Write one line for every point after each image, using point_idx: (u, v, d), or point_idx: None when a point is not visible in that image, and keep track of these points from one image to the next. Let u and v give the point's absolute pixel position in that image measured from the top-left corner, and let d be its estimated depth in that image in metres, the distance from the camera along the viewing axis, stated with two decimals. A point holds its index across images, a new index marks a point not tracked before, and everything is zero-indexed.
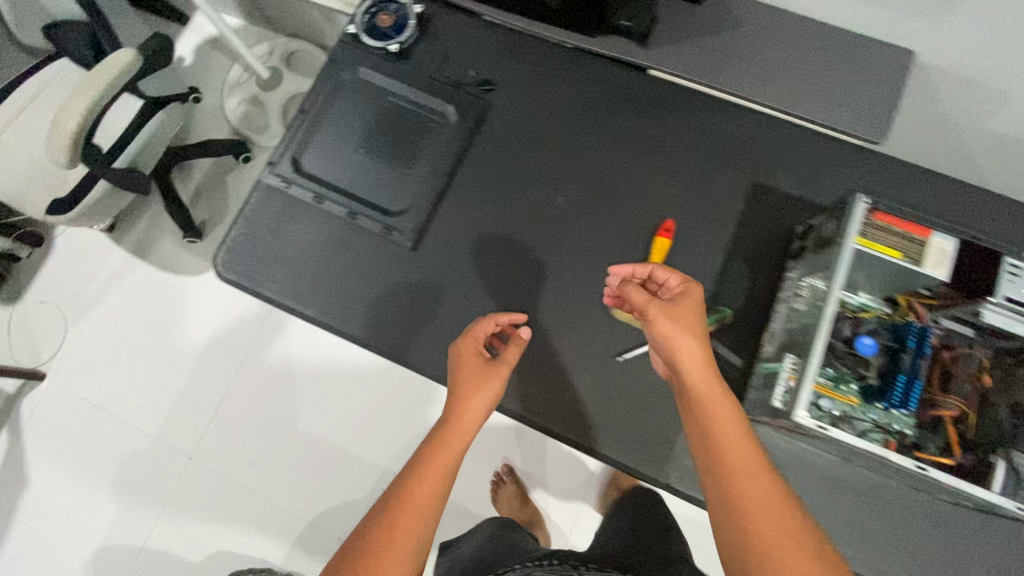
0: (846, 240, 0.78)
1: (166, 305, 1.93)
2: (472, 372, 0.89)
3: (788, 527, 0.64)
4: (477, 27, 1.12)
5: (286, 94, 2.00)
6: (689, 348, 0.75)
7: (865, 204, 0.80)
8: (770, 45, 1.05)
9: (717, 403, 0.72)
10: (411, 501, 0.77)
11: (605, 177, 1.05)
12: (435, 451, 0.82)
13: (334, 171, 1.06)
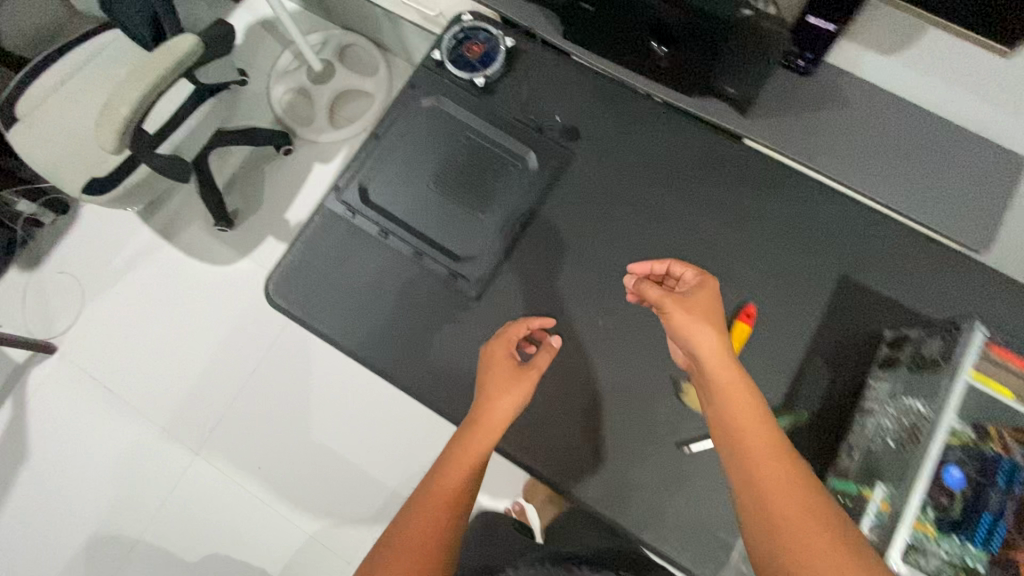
0: (960, 372, 0.73)
1: (189, 293, 1.87)
2: (499, 376, 0.87)
3: (816, 519, 0.61)
4: (568, 69, 1.08)
5: (335, 89, 1.93)
6: (706, 339, 0.73)
7: (984, 335, 0.74)
8: (876, 133, 0.99)
9: (740, 400, 0.70)
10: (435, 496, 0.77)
11: (685, 248, 1.00)
12: (460, 451, 0.81)
13: (402, 206, 1.02)
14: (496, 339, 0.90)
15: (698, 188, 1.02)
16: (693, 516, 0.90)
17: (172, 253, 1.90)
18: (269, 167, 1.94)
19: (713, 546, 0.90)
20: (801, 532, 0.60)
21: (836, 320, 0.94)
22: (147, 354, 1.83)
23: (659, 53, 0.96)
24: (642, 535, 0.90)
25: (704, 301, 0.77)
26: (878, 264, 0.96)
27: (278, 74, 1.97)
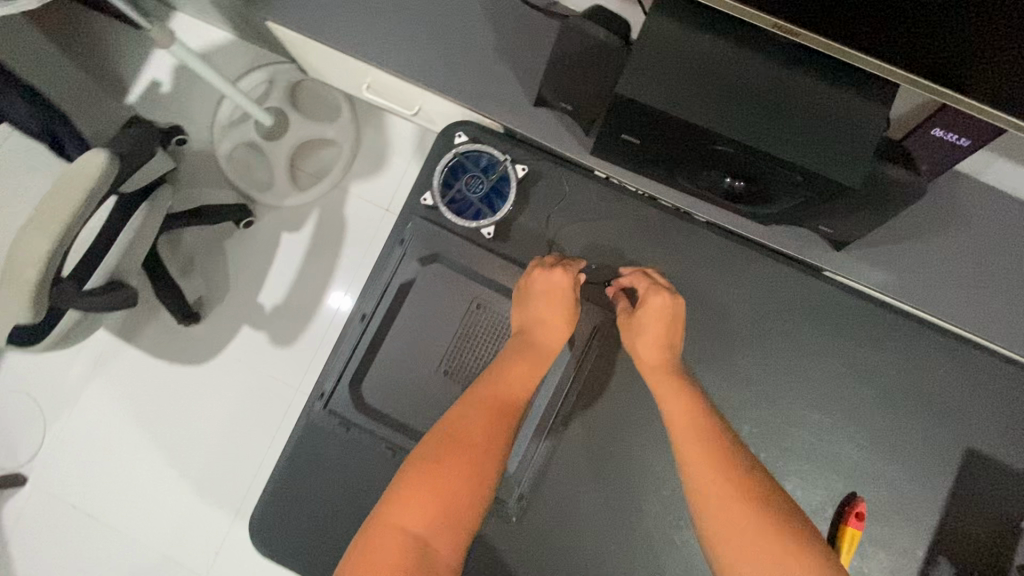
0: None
1: (171, 402, 1.38)
2: (551, 306, 0.76)
3: (742, 494, 0.60)
4: (597, 194, 0.84)
5: (294, 142, 1.37)
6: (644, 343, 0.74)
7: None
8: (1013, 260, 0.77)
9: (673, 399, 0.69)
10: (466, 451, 0.65)
11: (766, 423, 0.80)
12: (487, 403, 0.70)
13: (408, 408, 0.79)
14: (560, 269, 0.76)
15: (783, 345, 0.81)
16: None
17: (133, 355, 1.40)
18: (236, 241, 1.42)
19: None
20: (722, 501, 0.60)
21: (959, 508, 0.77)
22: (122, 492, 1.37)
23: (730, 188, 0.70)
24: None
25: (654, 313, 0.74)
26: (1003, 427, 0.78)
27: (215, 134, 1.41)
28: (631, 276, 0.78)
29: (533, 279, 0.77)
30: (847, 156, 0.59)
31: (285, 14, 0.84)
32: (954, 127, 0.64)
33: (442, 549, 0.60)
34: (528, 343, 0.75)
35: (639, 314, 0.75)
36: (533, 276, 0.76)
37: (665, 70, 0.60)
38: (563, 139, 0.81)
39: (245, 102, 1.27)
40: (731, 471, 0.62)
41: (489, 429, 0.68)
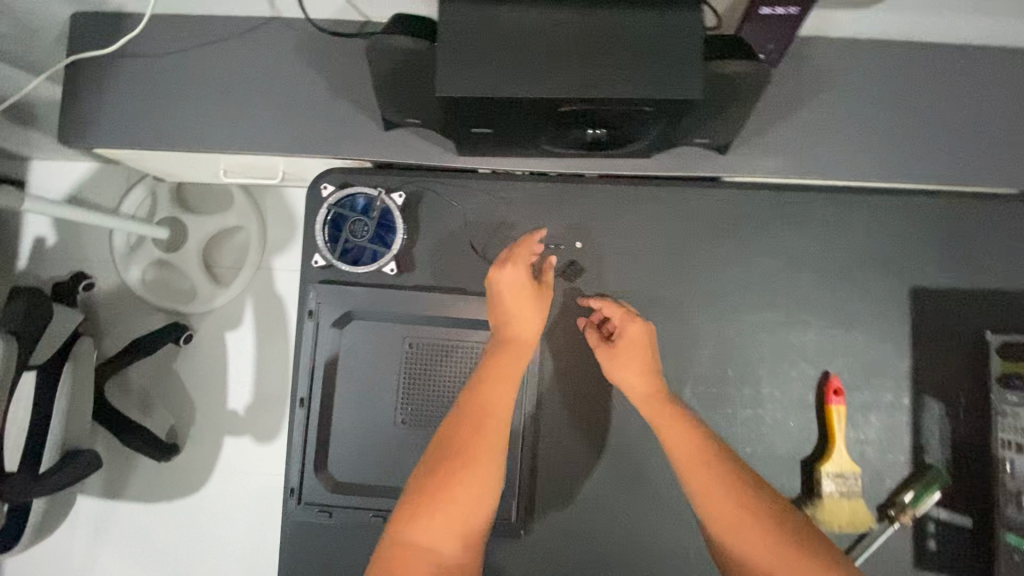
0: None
1: (184, 546, 1.26)
2: (523, 300, 0.73)
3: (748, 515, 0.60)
4: (483, 189, 0.82)
5: (200, 244, 1.28)
6: (627, 379, 0.73)
7: None
8: (883, 97, 0.78)
9: (675, 431, 0.67)
10: (477, 455, 0.61)
11: (726, 340, 0.80)
12: (481, 405, 0.65)
13: (382, 468, 0.78)
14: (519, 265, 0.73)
15: (710, 262, 0.81)
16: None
17: (130, 510, 1.28)
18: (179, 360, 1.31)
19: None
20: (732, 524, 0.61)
21: (926, 347, 0.78)
22: None
23: (593, 139, 0.69)
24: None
25: (631, 344, 0.74)
26: (938, 256, 0.79)
27: (119, 267, 1.32)
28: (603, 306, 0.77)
29: (502, 274, 0.73)
30: (682, 73, 0.58)
31: (107, 135, 0.81)
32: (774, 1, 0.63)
33: (463, 552, 0.59)
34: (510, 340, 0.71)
35: (619, 345, 0.75)
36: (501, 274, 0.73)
37: (481, 54, 0.58)
38: (425, 151, 0.79)
39: (131, 224, 1.18)
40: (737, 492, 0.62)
41: (496, 429, 0.64)
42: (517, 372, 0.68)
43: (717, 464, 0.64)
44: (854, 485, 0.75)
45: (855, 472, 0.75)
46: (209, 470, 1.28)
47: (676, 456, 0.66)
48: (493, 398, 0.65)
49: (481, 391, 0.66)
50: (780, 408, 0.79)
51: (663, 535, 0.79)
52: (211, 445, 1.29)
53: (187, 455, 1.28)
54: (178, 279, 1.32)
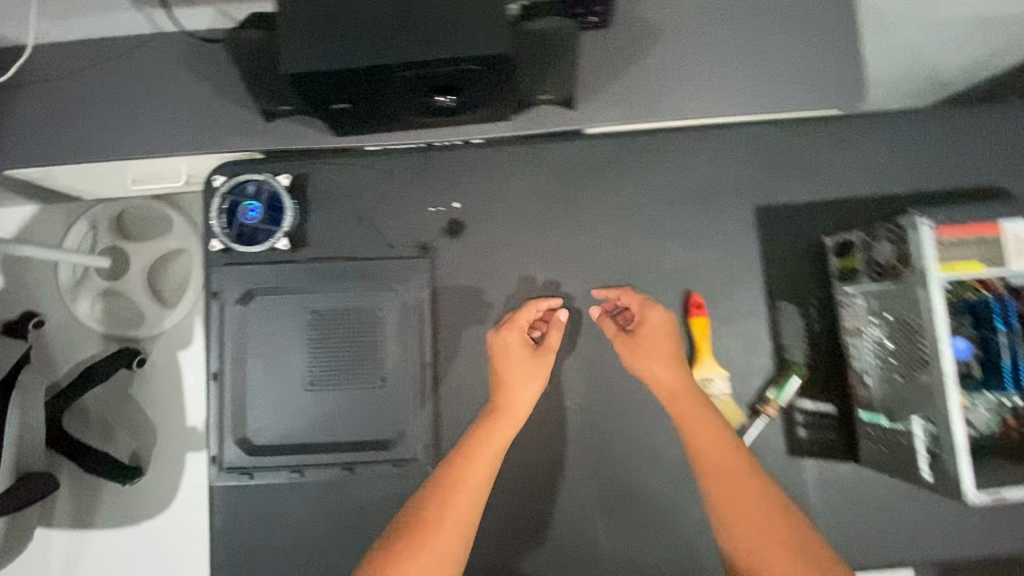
0: (927, 270, 0.66)
1: (157, 563, 1.30)
2: (524, 366, 0.80)
3: (771, 524, 0.67)
4: (366, 163, 0.89)
5: (144, 269, 1.34)
6: (662, 366, 0.78)
7: (929, 229, 0.66)
8: (705, 44, 0.88)
9: (707, 431, 0.72)
10: (434, 527, 0.68)
11: (601, 274, 0.89)
12: (456, 479, 0.71)
13: (296, 429, 0.84)
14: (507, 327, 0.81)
15: (578, 207, 0.89)
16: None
17: (100, 537, 1.31)
18: (131, 382, 1.35)
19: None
20: (753, 531, 0.66)
21: (776, 257, 0.87)
22: None
23: (451, 105, 0.79)
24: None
25: (655, 331, 0.80)
26: (778, 176, 0.89)
27: (68, 300, 1.37)
28: (629, 300, 0.83)
29: (507, 337, 0.81)
30: (491, 31, 0.68)
31: (11, 158, 0.88)
32: None
33: None
34: (499, 410, 0.78)
35: (643, 333, 0.81)
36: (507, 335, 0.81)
37: (321, 42, 0.68)
38: (304, 135, 0.86)
39: (72, 256, 1.23)
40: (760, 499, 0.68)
41: (457, 503, 0.70)
42: (500, 449, 0.75)
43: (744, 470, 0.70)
44: (722, 387, 0.84)
45: (721, 375, 0.84)
46: (175, 485, 1.33)
47: (703, 453, 0.71)
48: (467, 472, 0.72)
49: (455, 469, 0.73)
50: None
51: (565, 458, 0.86)
52: (173, 460, 1.33)
53: (151, 473, 1.33)
54: (126, 306, 1.37)
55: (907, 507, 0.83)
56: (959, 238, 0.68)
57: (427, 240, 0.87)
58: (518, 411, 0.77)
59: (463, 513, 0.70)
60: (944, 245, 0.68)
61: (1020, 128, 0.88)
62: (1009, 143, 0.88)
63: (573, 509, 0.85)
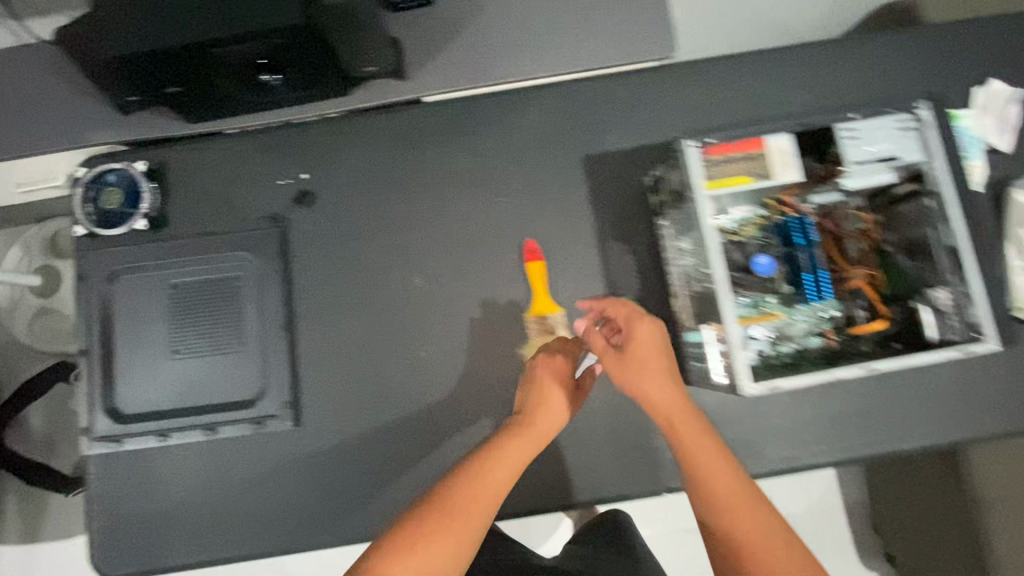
0: (696, 189, 0.73)
1: None
2: (554, 389, 0.79)
3: (774, 539, 0.68)
4: (219, 146, 0.96)
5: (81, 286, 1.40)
6: (649, 380, 0.74)
7: (693, 148, 0.73)
8: (522, 9, 0.95)
9: (705, 446, 0.72)
10: (450, 517, 0.64)
11: (445, 231, 0.94)
12: (481, 480, 0.68)
13: (163, 397, 0.89)
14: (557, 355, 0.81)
15: (419, 170, 0.95)
16: (620, 454, 0.89)
17: (47, 550, 1.34)
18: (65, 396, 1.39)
19: (655, 467, 0.89)
20: (757, 540, 0.68)
21: (603, 201, 0.93)
22: None
23: (278, 82, 0.85)
24: (597, 500, 0.89)
25: (642, 344, 0.76)
26: (603, 126, 0.95)
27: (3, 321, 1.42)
28: (605, 305, 0.81)
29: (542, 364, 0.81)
30: (283, 6, 0.74)
31: None
32: None
33: None
34: (529, 421, 0.76)
35: (630, 349, 0.76)
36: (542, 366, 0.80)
37: (135, 28, 0.75)
38: (155, 124, 0.93)
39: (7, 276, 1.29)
40: (756, 513, 0.69)
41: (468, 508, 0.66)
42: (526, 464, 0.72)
43: (739, 484, 0.70)
44: (557, 324, 0.90)
45: (555, 312, 0.90)
46: None
47: (703, 469, 0.70)
48: (493, 475, 0.69)
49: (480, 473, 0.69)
50: (493, 276, 0.93)
51: (419, 405, 0.90)
52: None
53: None
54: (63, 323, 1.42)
55: (735, 420, 0.89)
56: (730, 154, 0.74)
57: (280, 212, 0.94)
58: (542, 430, 0.76)
59: (483, 510, 0.66)
60: (713, 163, 0.74)
61: (817, 64, 0.95)
62: (805, 79, 0.95)
63: (428, 451, 0.89)
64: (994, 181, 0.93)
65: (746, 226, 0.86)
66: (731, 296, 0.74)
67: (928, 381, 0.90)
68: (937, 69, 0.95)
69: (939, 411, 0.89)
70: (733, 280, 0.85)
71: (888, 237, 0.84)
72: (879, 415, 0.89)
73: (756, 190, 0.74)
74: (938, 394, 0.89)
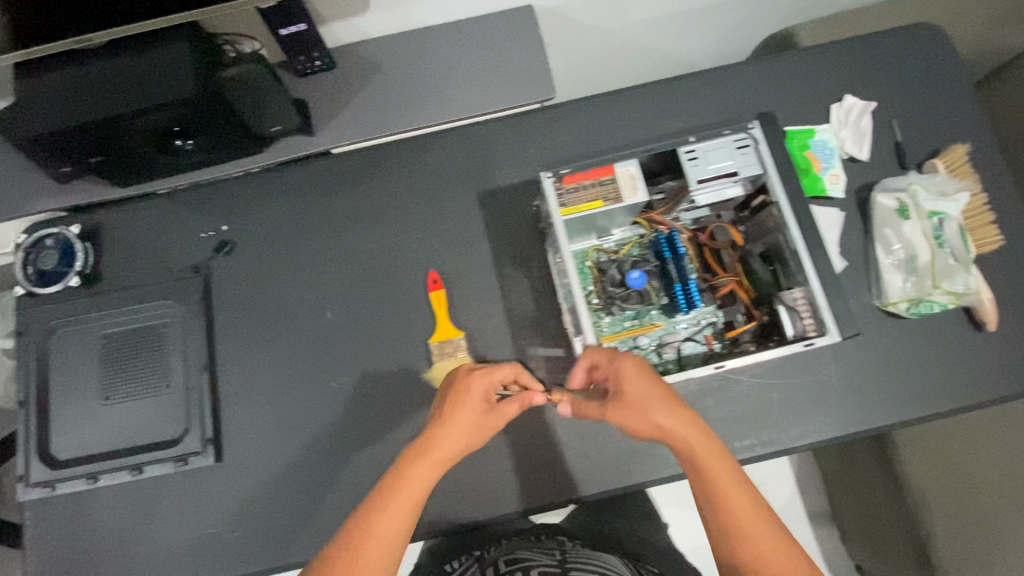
0: (552, 217, 0.85)
1: None
2: (465, 421, 0.80)
3: (790, 552, 0.73)
4: (151, 206, 1.06)
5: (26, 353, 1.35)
6: (652, 412, 0.76)
7: (546, 179, 0.86)
8: (415, 65, 1.06)
9: (721, 470, 0.74)
10: (378, 532, 0.72)
11: (356, 266, 1.02)
12: (396, 490, 0.75)
13: (91, 441, 0.94)
14: (478, 376, 0.82)
15: (330, 214, 1.04)
16: (526, 469, 0.93)
17: None
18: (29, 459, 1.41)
19: (562, 477, 0.92)
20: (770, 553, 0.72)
21: (498, 231, 1.02)
22: None
23: (191, 144, 0.95)
24: (506, 514, 0.92)
25: (636, 384, 0.77)
26: (495, 164, 1.04)
27: None
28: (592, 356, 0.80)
29: (470, 382, 0.81)
30: (182, 84, 0.84)
31: None
32: (287, 18, 0.90)
33: None
34: (428, 446, 0.78)
35: (628, 391, 0.77)
36: (474, 382, 0.81)
37: (53, 118, 0.86)
38: (88, 189, 1.02)
39: None
40: (776, 533, 0.73)
41: (379, 547, 0.71)
42: (420, 497, 0.75)
43: (754, 499, 0.75)
44: (459, 347, 0.96)
45: (456, 335, 0.97)
46: None
47: (721, 490, 0.74)
48: (410, 488, 0.75)
49: (381, 508, 0.73)
50: (400, 307, 1.00)
51: (335, 433, 0.95)
52: None
53: None
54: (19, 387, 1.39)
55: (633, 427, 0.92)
56: (583, 181, 0.87)
57: (204, 261, 1.03)
58: (444, 458, 0.78)
59: (403, 527, 0.73)
60: (568, 191, 0.86)
61: (685, 95, 1.05)
62: (677, 108, 1.04)
63: (343, 476, 0.93)
64: (857, 185, 1.00)
65: (626, 245, 0.96)
66: (584, 309, 0.84)
67: (815, 376, 0.94)
68: (794, 90, 1.05)
69: (828, 405, 0.93)
70: (609, 292, 0.91)
71: (751, 246, 0.93)
72: (769, 413, 0.93)
73: (606, 212, 0.86)
74: (824, 388, 0.94)
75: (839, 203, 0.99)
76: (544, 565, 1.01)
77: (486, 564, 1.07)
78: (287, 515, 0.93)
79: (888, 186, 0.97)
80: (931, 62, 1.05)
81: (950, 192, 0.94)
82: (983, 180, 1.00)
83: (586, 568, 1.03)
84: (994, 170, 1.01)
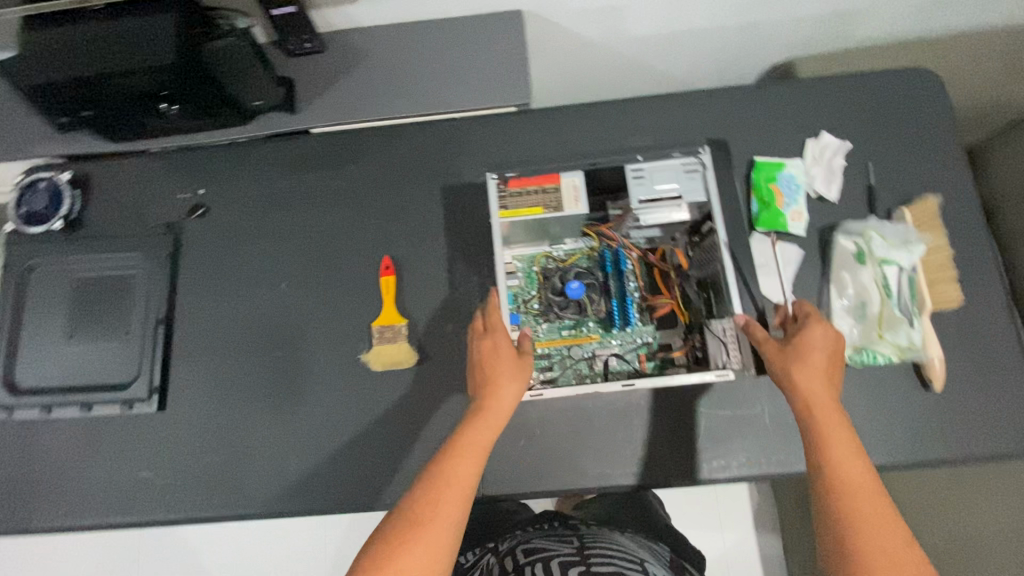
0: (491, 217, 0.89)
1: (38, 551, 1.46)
2: (504, 364, 0.80)
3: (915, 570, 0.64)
4: (139, 164, 1.12)
5: None
6: (808, 374, 0.75)
7: (491, 180, 0.90)
8: (398, 58, 1.08)
9: (852, 458, 0.70)
10: (447, 482, 0.70)
11: (316, 244, 1.05)
12: (466, 444, 0.74)
13: (49, 374, 1.01)
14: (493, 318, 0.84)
15: (300, 191, 1.08)
16: None
17: None
18: None
19: None
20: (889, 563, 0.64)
21: (454, 227, 1.04)
22: None
23: (174, 110, 1.00)
24: None
25: (813, 345, 0.77)
26: (462, 162, 1.07)
27: None
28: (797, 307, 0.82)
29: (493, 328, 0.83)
30: (166, 56, 0.88)
31: None
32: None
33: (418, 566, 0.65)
34: (490, 394, 0.78)
35: (803, 342, 0.77)
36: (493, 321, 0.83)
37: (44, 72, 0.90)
38: (82, 141, 1.09)
39: None
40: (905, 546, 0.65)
41: (448, 503, 0.69)
42: (485, 450, 0.74)
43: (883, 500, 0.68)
44: (400, 332, 0.98)
45: (399, 321, 0.99)
46: None
47: (847, 472, 0.69)
48: (476, 440, 0.74)
49: (447, 459, 0.72)
50: (351, 287, 1.03)
51: (271, 399, 0.99)
52: None
53: None
54: None
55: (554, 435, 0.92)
56: (528, 187, 0.92)
57: (179, 220, 1.09)
58: (505, 409, 0.77)
59: (468, 482, 0.71)
60: (511, 195, 0.91)
61: (659, 115, 1.05)
62: (649, 126, 1.04)
63: (271, 441, 0.97)
64: (819, 225, 0.98)
65: (574, 255, 0.96)
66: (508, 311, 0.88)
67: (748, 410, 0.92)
68: (770, 122, 1.03)
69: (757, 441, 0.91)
70: (548, 299, 0.93)
71: (694, 272, 0.93)
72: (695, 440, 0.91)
73: (546, 220, 0.90)
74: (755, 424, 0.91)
75: (797, 241, 0.98)
76: (563, 554, 0.97)
77: (501, 554, 1.05)
78: (214, 470, 0.97)
79: (849, 229, 0.96)
80: (918, 108, 1.02)
81: (908, 241, 0.92)
82: (953, 235, 0.97)
83: (605, 554, 0.99)
84: (966, 226, 0.98)
